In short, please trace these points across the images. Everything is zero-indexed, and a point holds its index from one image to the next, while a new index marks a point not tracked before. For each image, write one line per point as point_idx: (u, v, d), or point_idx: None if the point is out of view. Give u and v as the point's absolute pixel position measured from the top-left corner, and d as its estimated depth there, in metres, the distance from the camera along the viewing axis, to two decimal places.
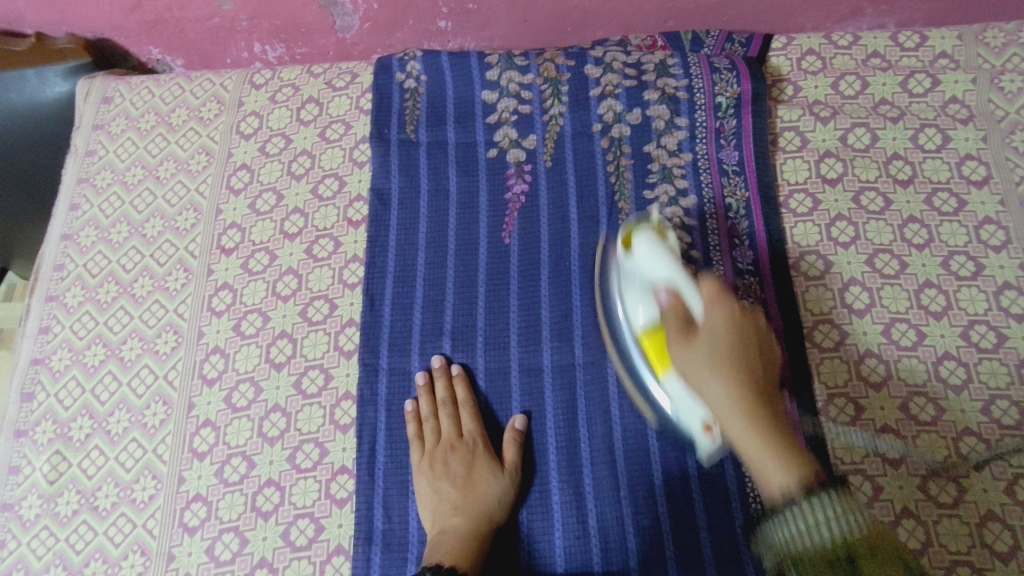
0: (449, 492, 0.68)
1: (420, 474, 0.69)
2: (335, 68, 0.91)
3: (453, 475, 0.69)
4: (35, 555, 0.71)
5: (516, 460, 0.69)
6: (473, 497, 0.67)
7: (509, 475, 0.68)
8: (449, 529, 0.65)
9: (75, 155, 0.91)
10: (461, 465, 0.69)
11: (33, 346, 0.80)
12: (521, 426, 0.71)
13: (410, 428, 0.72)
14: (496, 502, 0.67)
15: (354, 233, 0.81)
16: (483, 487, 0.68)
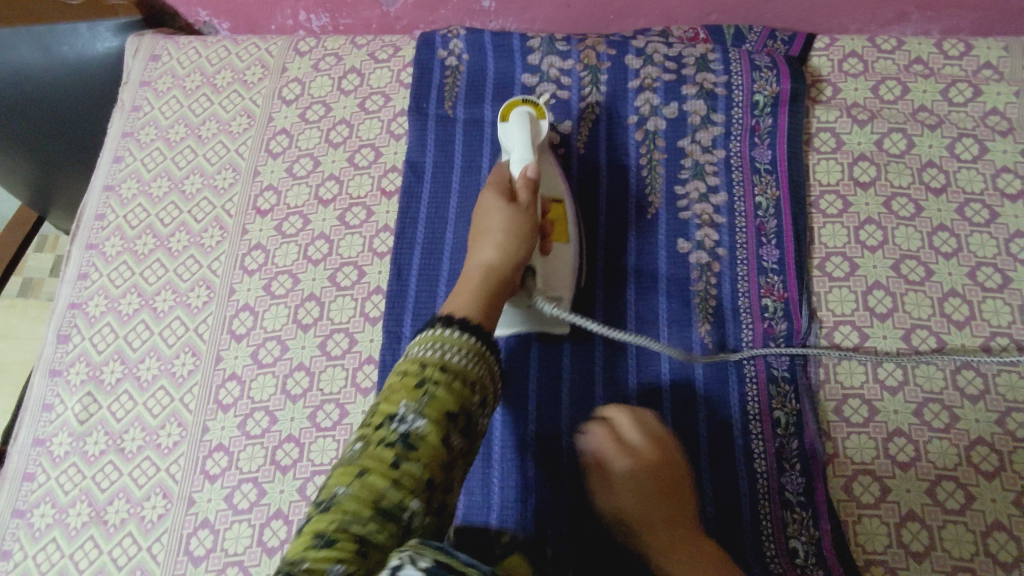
0: (486, 235, 0.63)
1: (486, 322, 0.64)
2: (379, 41, 0.92)
3: (488, 223, 0.64)
4: (63, 490, 0.74)
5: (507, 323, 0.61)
6: (507, 227, 0.63)
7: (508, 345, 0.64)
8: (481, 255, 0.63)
9: (122, 110, 0.93)
10: (490, 216, 0.64)
11: (72, 291, 0.83)
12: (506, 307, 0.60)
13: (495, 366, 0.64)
14: (531, 225, 0.64)
15: (387, 204, 0.83)
16: (522, 216, 0.64)
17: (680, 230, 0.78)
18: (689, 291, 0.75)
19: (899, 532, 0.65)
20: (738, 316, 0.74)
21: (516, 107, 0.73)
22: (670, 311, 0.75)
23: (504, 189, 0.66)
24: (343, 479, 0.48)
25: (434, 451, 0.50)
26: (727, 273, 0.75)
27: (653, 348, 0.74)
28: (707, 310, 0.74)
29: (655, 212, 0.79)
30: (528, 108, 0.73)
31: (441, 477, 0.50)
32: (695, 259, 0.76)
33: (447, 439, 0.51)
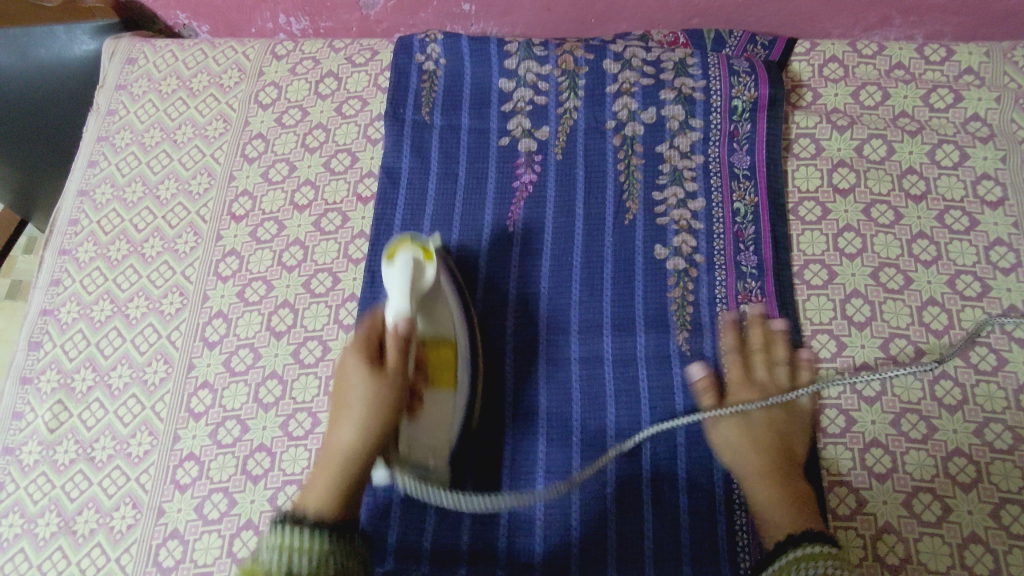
0: (347, 416, 0.60)
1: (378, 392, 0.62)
2: (357, 45, 0.91)
3: (347, 412, 0.61)
4: (31, 499, 0.73)
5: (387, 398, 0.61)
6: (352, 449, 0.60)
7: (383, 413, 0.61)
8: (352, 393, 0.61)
9: (97, 113, 0.92)
10: (352, 385, 0.61)
11: (44, 297, 0.82)
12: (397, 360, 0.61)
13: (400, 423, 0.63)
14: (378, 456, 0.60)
15: (362, 209, 0.82)
16: (385, 390, 0.61)
17: (657, 237, 0.77)
18: (666, 298, 0.74)
19: (875, 545, 0.65)
20: (715, 325, 0.73)
21: (401, 247, 0.68)
22: (647, 319, 0.74)
23: (369, 350, 0.62)
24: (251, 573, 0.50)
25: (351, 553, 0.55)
26: (704, 280, 0.75)
27: (630, 356, 0.73)
28: (684, 318, 0.73)
29: (632, 218, 0.78)
30: (415, 251, 0.68)
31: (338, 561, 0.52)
32: (673, 266, 0.75)
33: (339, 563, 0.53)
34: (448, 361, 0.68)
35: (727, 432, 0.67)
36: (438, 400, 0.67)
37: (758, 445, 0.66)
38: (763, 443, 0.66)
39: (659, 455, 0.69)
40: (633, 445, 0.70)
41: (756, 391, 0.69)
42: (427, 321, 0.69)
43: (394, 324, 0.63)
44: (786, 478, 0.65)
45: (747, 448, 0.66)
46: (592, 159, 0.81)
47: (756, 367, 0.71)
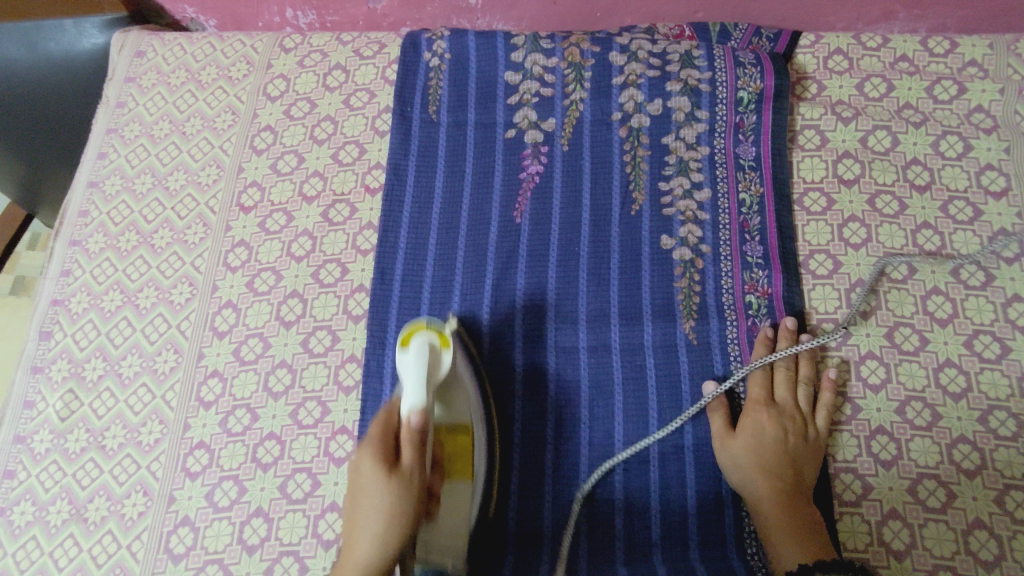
0: (364, 522, 0.56)
1: (361, 530, 0.56)
2: (364, 37, 0.92)
3: (366, 515, 0.56)
4: (43, 487, 0.73)
5: (413, 462, 0.57)
6: (390, 508, 0.56)
7: (403, 479, 0.57)
8: (355, 547, 0.56)
9: (106, 106, 0.93)
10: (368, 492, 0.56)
11: (55, 287, 0.83)
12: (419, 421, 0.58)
13: (409, 452, 0.57)
14: (417, 506, 0.57)
15: (370, 201, 0.83)
16: (404, 504, 0.56)
17: (664, 227, 0.77)
18: (673, 288, 0.75)
19: (881, 531, 0.65)
20: (722, 313, 0.74)
21: (417, 333, 0.65)
22: (655, 309, 0.75)
23: (384, 450, 0.57)
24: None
25: None
26: (711, 270, 0.75)
27: (638, 344, 0.74)
28: (690, 307, 0.74)
29: (638, 208, 0.79)
30: (431, 335, 0.64)
31: None
32: (679, 256, 0.76)
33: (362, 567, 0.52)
34: (464, 451, 0.66)
35: (742, 453, 0.67)
36: (454, 491, 0.64)
37: (769, 468, 0.66)
38: (772, 455, 0.66)
39: (665, 440, 0.70)
40: (641, 433, 0.71)
41: (775, 414, 0.69)
42: (445, 407, 0.66)
43: (409, 418, 0.59)
44: (796, 503, 0.64)
45: (760, 474, 0.66)
46: (599, 151, 0.82)
47: (778, 389, 0.70)
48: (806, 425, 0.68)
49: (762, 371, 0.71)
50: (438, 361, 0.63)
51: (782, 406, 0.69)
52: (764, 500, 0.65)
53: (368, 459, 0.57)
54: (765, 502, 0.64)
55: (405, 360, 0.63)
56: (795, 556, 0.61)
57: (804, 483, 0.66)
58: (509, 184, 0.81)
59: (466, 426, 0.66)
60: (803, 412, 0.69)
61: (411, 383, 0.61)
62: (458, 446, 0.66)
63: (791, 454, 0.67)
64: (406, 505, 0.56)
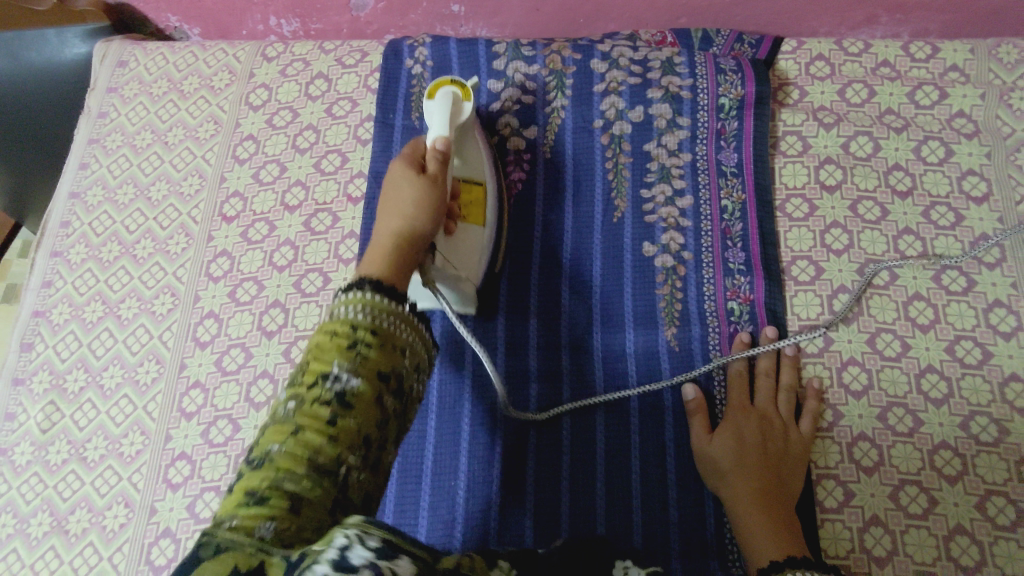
0: (394, 210, 0.59)
1: (385, 220, 0.58)
2: (347, 46, 0.92)
3: (398, 205, 0.59)
4: (24, 500, 0.73)
5: (439, 171, 0.62)
6: (416, 202, 0.59)
7: (428, 180, 0.61)
8: (382, 229, 0.58)
9: (88, 117, 0.93)
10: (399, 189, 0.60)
11: (37, 299, 0.83)
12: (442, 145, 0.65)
13: (433, 164, 0.62)
14: (440, 206, 0.60)
15: (352, 210, 0.82)
16: (432, 190, 0.60)
17: (645, 234, 0.77)
18: (655, 295, 0.75)
19: (862, 537, 0.65)
20: (704, 320, 0.74)
21: (442, 87, 0.74)
22: (637, 316, 0.75)
23: (413, 161, 0.62)
24: (276, 436, 0.43)
25: (372, 409, 0.46)
26: (693, 277, 0.75)
27: (620, 351, 0.74)
28: (672, 314, 0.74)
29: (620, 216, 0.79)
30: (453, 88, 0.74)
31: (377, 435, 0.46)
32: (661, 263, 0.76)
33: (382, 399, 0.46)
34: (478, 201, 0.73)
35: (721, 451, 0.66)
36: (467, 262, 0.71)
37: (747, 465, 0.65)
38: (751, 452, 0.66)
39: (647, 448, 0.70)
40: (623, 441, 0.70)
41: (754, 418, 0.68)
42: (460, 157, 0.75)
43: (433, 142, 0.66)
44: (772, 501, 0.62)
45: (737, 470, 0.65)
46: (581, 159, 0.82)
47: (759, 393, 0.71)
48: (786, 429, 0.68)
49: (741, 377, 0.71)
50: (459, 112, 0.73)
51: (762, 409, 0.69)
52: (742, 502, 0.63)
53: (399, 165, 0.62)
54: (744, 502, 0.62)
55: (430, 107, 0.73)
56: (770, 551, 0.58)
57: (783, 485, 0.65)
58: None
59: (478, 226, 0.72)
60: (783, 417, 0.69)
61: (438, 124, 0.72)
62: (471, 230, 0.71)
63: (770, 453, 0.66)
64: (431, 196, 0.60)
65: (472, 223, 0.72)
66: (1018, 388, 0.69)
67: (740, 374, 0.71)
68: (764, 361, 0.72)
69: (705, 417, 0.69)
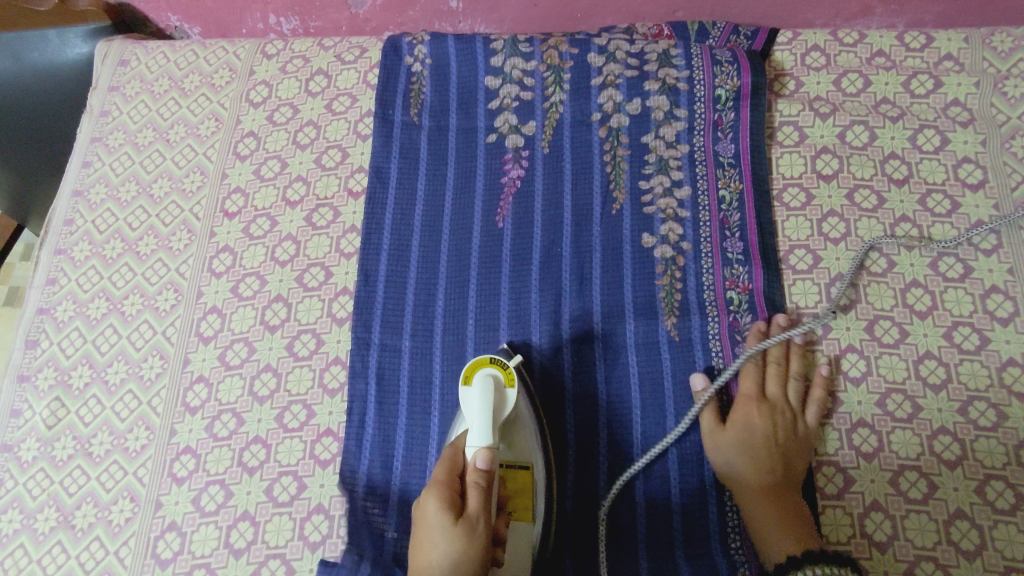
0: (426, 553, 0.55)
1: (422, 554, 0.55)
2: (346, 43, 0.92)
3: (431, 543, 0.55)
4: (30, 495, 0.74)
5: (480, 506, 0.57)
6: (450, 568, 0.54)
7: (465, 530, 0.55)
8: (426, 559, 0.55)
9: (90, 116, 0.93)
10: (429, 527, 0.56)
11: (41, 296, 0.83)
12: (484, 465, 0.59)
13: (473, 498, 0.57)
14: (482, 557, 0.55)
15: (353, 204, 0.83)
16: (466, 532, 0.55)
17: (645, 225, 0.78)
18: (655, 285, 0.75)
19: (863, 522, 0.66)
20: (703, 309, 0.74)
21: (479, 369, 0.67)
22: (637, 306, 0.75)
23: (450, 495, 0.57)
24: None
25: None
26: (692, 267, 0.76)
27: (621, 342, 0.74)
28: (672, 304, 0.74)
29: (619, 208, 0.79)
30: (492, 371, 0.67)
31: None
32: (661, 254, 0.77)
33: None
34: (527, 488, 0.66)
35: (733, 446, 0.67)
36: (518, 534, 0.64)
37: (759, 460, 0.66)
38: (761, 446, 0.66)
39: (649, 440, 0.71)
40: (625, 429, 0.71)
41: (766, 410, 0.69)
42: (503, 445, 0.67)
43: (476, 460, 0.60)
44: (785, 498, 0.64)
45: (750, 465, 0.66)
46: (581, 152, 0.82)
47: (769, 383, 0.71)
48: (796, 418, 0.69)
49: (752, 366, 0.71)
50: (503, 405, 0.65)
51: (773, 399, 0.69)
52: (751, 495, 0.65)
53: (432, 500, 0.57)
54: (757, 497, 0.65)
55: (466, 398, 0.65)
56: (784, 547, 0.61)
57: (794, 476, 0.66)
58: (491, 186, 0.82)
59: (524, 465, 0.67)
60: (793, 406, 0.69)
61: (477, 419, 0.63)
62: (520, 489, 0.66)
63: (779, 444, 0.67)
64: (470, 564, 0.54)
65: (521, 523, 0.65)
66: (1016, 372, 0.69)
67: (753, 362, 0.71)
68: (775, 350, 0.71)
69: (715, 409, 0.69)
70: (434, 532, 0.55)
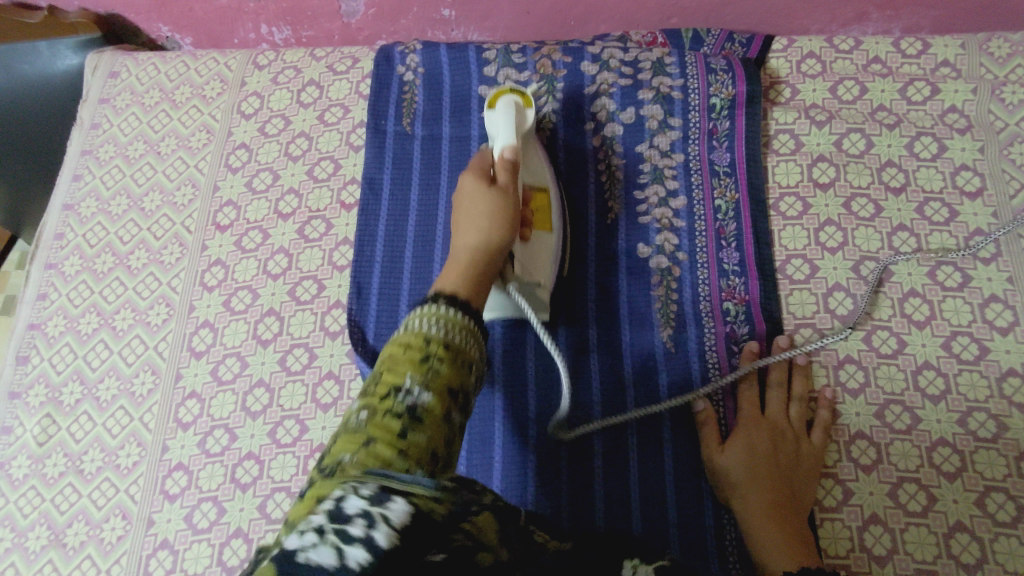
0: (469, 227, 0.60)
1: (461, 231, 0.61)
2: (338, 53, 0.92)
3: (471, 212, 0.61)
4: (22, 513, 0.73)
5: (508, 182, 0.64)
6: (490, 214, 0.61)
7: (498, 190, 0.63)
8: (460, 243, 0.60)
9: (81, 128, 0.93)
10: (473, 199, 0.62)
11: (31, 311, 0.82)
12: (509, 155, 0.67)
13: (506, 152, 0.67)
14: (514, 207, 0.62)
15: (346, 216, 0.83)
16: (504, 203, 0.62)
17: (640, 236, 0.77)
18: (651, 297, 0.75)
19: (862, 536, 0.65)
20: (699, 320, 0.74)
21: (503, 95, 0.75)
22: (633, 318, 0.75)
23: (482, 172, 0.65)
24: (349, 446, 0.42)
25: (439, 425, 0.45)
26: (687, 277, 0.75)
27: (617, 355, 0.73)
28: (668, 315, 0.74)
29: (614, 219, 0.79)
30: (514, 97, 0.74)
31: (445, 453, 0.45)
32: (656, 265, 0.76)
33: (450, 416, 0.46)
34: (545, 208, 0.73)
35: (734, 463, 0.65)
36: (540, 238, 0.71)
37: (757, 477, 0.64)
38: (761, 464, 0.65)
39: (646, 454, 0.70)
40: (621, 444, 0.70)
41: (765, 428, 0.68)
42: (526, 166, 0.74)
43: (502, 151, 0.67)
44: (786, 517, 0.62)
45: (750, 483, 0.64)
46: (575, 162, 0.81)
47: (771, 402, 0.70)
48: (799, 439, 0.67)
49: (751, 389, 0.70)
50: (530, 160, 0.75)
51: (774, 419, 0.69)
52: (756, 516, 0.62)
53: (467, 174, 0.65)
54: (757, 515, 0.62)
55: (494, 117, 0.73)
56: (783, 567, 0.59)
57: (795, 496, 0.64)
58: None
59: (541, 188, 0.74)
60: (795, 425, 0.68)
61: (501, 132, 0.71)
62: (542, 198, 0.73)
63: (781, 463, 0.65)
64: (509, 205, 0.62)
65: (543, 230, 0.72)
66: (1016, 383, 0.68)
67: (749, 380, 0.71)
68: (775, 371, 0.71)
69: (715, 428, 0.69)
70: (471, 223, 0.60)
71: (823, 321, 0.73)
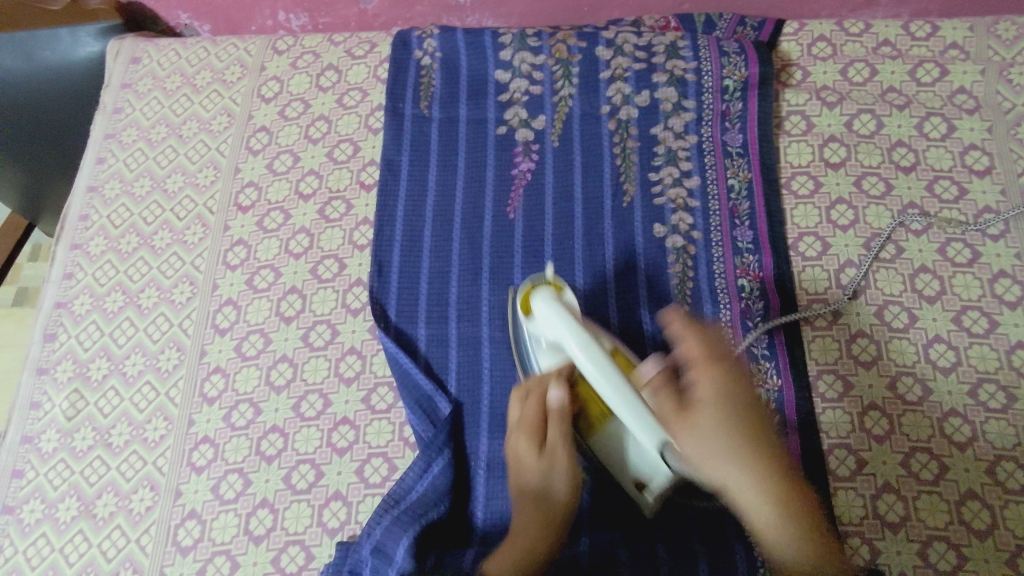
0: (530, 479, 0.66)
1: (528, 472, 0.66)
2: (356, 38, 0.93)
3: (525, 461, 0.66)
4: (51, 485, 0.75)
5: (560, 408, 0.65)
6: (545, 474, 0.65)
7: (549, 452, 0.66)
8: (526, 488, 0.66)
9: (103, 112, 0.94)
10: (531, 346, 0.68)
11: (58, 290, 0.84)
12: (559, 396, 0.65)
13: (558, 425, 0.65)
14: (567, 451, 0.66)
15: (366, 197, 0.84)
16: (558, 459, 0.65)
17: (655, 215, 0.79)
18: (667, 274, 0.76)
19: (875, 504, 0.66)
20: (715, 297, 0.75)
21: (534, 290, 0.67)
22: (650, 295, 0.76)
23: (535, 433, 0.66)
24: None
25: None
26: (703, 255, 0.77)
27: (635, 332, 0.75)
28: (684, 292, 0.75)
29: (629, 199, 0.80)
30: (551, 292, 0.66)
31: None
32: (672, 243, 0.77)
33: None
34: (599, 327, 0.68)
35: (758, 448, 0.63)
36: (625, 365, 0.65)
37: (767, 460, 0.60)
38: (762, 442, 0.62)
39: None
40: None
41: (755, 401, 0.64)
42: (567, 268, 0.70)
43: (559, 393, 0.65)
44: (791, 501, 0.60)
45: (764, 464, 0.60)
46: (591, 144, 0.83)
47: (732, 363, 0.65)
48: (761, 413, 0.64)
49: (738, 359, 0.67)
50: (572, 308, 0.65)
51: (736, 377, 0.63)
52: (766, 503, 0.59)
53: (522, 422, 0.66)
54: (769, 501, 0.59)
55: (541, 322, 0.65)
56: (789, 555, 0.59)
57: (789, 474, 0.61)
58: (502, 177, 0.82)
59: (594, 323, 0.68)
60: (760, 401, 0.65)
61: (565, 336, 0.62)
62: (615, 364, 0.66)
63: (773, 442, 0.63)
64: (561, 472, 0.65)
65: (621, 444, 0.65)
66: None
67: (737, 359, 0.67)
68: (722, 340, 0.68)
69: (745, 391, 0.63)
70: (535, 475, 0.65)
71: (835, 297, 0.74)
